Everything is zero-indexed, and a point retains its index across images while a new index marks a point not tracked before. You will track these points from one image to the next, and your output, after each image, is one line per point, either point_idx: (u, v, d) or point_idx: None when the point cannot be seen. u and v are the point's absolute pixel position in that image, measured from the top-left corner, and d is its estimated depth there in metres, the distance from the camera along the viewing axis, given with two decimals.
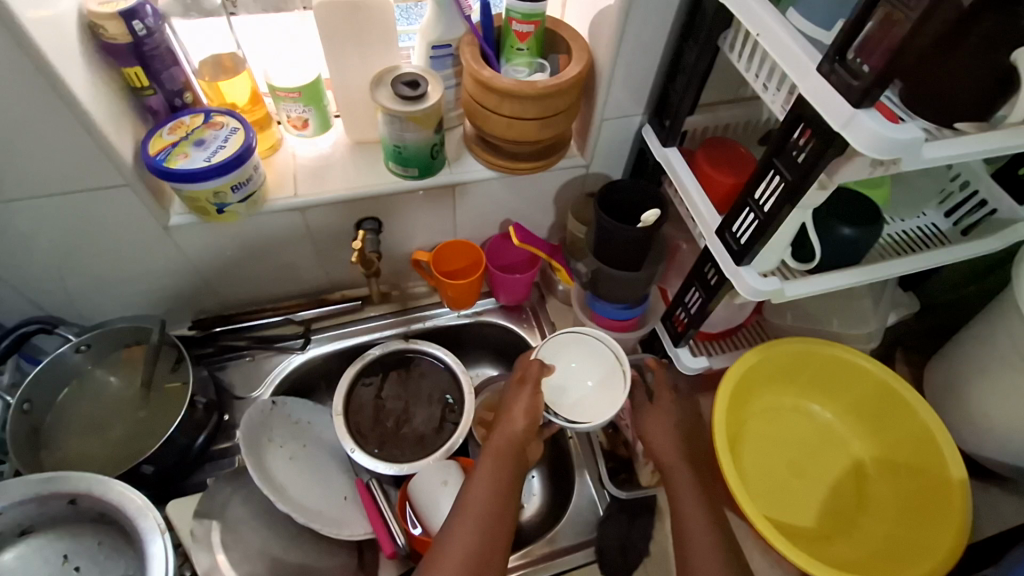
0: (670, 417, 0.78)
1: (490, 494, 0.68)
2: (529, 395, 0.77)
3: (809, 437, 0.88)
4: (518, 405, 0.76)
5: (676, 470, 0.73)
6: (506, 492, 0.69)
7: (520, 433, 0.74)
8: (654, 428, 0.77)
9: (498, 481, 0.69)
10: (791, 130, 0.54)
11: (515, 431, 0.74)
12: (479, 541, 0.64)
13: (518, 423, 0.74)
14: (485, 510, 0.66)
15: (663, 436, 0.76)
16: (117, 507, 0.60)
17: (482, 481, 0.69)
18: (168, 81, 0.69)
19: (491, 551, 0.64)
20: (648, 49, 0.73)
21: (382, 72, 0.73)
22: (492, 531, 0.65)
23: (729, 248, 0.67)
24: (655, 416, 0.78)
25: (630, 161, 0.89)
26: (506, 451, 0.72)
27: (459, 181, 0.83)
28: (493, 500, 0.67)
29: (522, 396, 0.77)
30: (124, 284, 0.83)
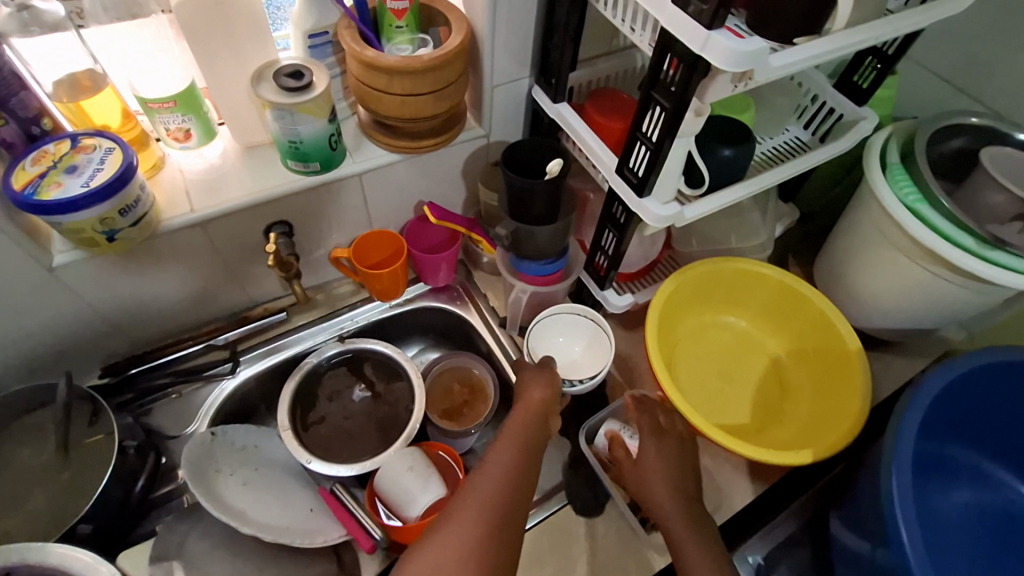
0: (668, 468, 0.73)
1: (511, 451, 0.67)
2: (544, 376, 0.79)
3: (731, 346, 0.98)
4: (536, 383, 0.78)
5: (677, 522, 0.69)
6: (526, 451, 0.68)
7: (536, 403, 0.75)
8: (654, 478, 0.72)
9: (517, 441, 0.69)
10: (661, 62, 0.59)
11: (535, 402, 0.76)
12: (500, 491, 0.62)
13: (536, 396, 0.76)
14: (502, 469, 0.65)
15: (666, 491, 0.71)
16: (63, 569, 0.56)
17: (508, 442, 0.68)
18: (19, 108, 0.63)
19: (511, 496, 0.62)
20: (523, 10, 0.76)
21: (260, 68, 0.71)
22: (511, 485, 0.63)
23: (630, 183, 0.72)
24: (653, 458, 0.74)
25: (527, 124, 0.93)
26: (524, 418, 0.73)
27: (365, 170, 0.83)
28: (511, 458, 0.66)
29: (539, 376, 0.79)
30: (11, 342, 0.75)
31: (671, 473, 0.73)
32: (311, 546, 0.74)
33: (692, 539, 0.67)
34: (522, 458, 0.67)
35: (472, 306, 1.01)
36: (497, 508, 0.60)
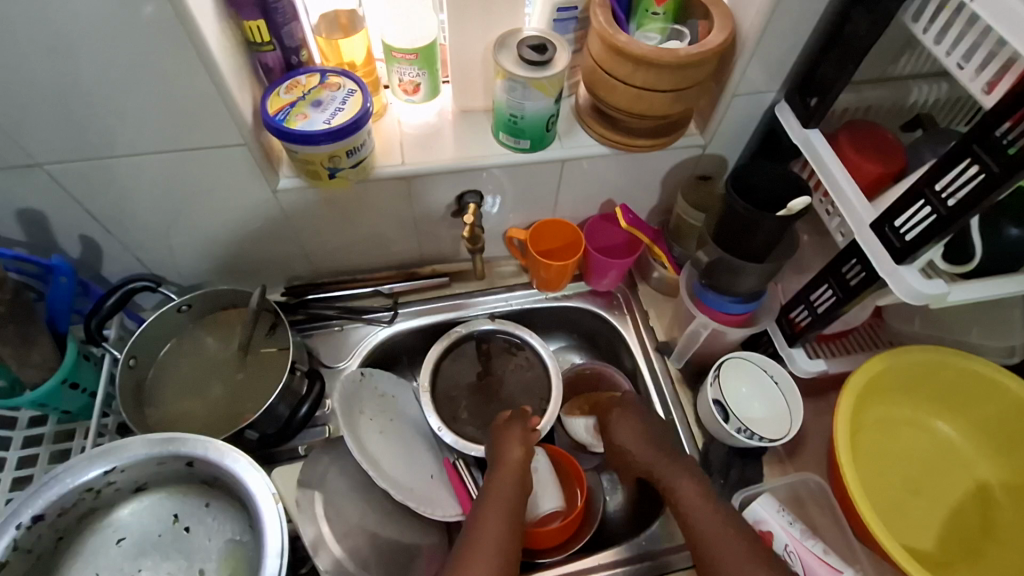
0: (639, 419, 0.79)
1: (499, 515, 0.66)
2: (515, 434, 0.77)
3: (928, 453, 0.82)
4: (510, 440, 0.76)
5: (673, 480, 0.71)
6: (515, 513, 0.67)
7: (517, 461, 0.73)
8: (626, 434, 0.77)
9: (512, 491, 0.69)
10: (1007, 113, 0.46)
11: (513, 460, 0.73)
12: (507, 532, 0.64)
13: (515, 451, 0.74)
14: (504, 509, 0.66)
15: (637, 445, 0.76)
16: (232, 473, 0.59)
17: (494, 504, 0.67)
18: (287, 38, 0.67)
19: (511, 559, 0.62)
20: (803, 17, 0.65)
21: (504, 35, 0.69)
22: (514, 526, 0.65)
23: (888, 244, 0.60)
24: (630, 430, 0.78)
25: (752, 143, 0.82)
26: (509, 475, 0.71)
27: (570, 157, 0.78)
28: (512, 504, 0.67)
29: (512, 431, 0.78)
30: (225, 246, 0.82)
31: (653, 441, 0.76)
32: (430, 516, 0.75)
33: (688, 489, 0.69)
34: (513, 513, 0.66)
35: (630, 321, 0.94)
36: (508, 543, 0.63)
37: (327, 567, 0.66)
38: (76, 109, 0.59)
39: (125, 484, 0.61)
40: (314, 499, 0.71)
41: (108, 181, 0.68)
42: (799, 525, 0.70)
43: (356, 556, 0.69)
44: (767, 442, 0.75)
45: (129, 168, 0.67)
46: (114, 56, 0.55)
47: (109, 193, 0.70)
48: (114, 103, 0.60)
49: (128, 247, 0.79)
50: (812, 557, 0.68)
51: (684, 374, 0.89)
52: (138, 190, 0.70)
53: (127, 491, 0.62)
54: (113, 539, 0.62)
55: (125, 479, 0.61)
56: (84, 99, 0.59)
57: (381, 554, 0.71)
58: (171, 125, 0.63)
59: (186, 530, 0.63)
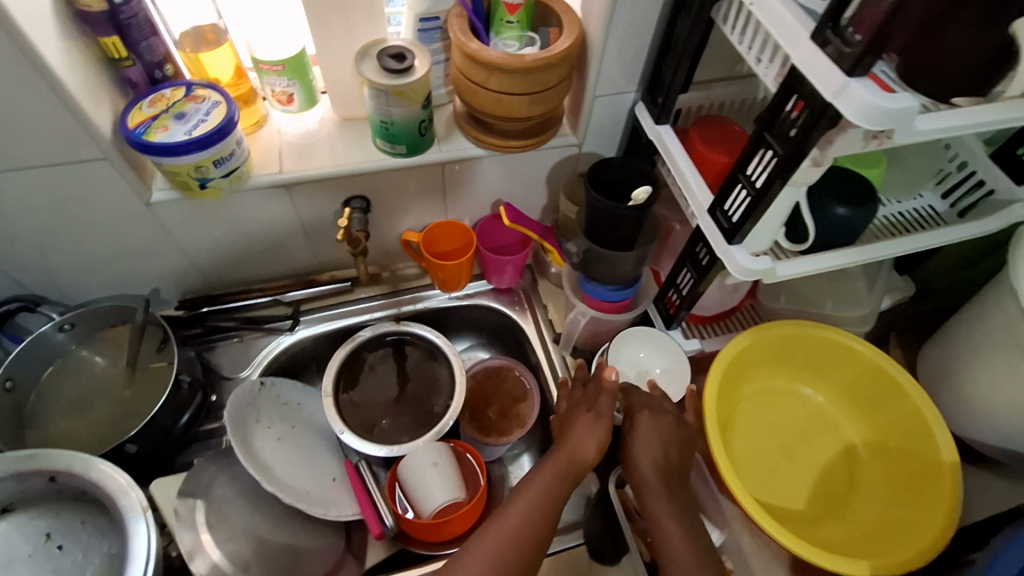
0: (658, 433, 0.70)
1: (536, 504, 0.63)
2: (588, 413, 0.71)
3: (801, 421, 0.88)
4: (577, 419, 0.71)
5: (663, 501, 0.65)
6: (553, 505, 0.63)
7: (585, 456, 0.67)
8: (642, 446, 0.68)
9: (555, 476, 0.65)
10: (784, 102, 0.52)
11: (573, 446, 0.68)
12: (536, 522, 0.62)
13: (586, 438, 0.68)
14: (539, 502, 0.63)
15: (650, 460, 0.68)
16: (97, 486, 0.59)
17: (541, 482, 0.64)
18: (147, 53, 0.68)
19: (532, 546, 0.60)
20: (641, 23, 0.71)
21: (367, 45, 0.72)
22: (547, 517, 0.62)
23: (721, 227, 0.65)
24: (643, 433, 0.69)
25: (624, 140, 0.88)
26: (562, 460, 0.67)
27: (449, 159, 0.82)
28: (553, 494, 0.64)
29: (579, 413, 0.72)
30: (107, 261, 0.81)
31: (667, 444, 0.69)
32: (321, 517, 0.76)
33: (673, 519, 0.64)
34: (548, 504, 0.63)
35: (530, 315, 0.98)
36: (530, 536, 0.61)
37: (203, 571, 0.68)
38: None
39: None
40: (195, 507, 0.72)
41: None
42: None
43: (237, 559, 0.70)
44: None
45: None
46: None
47: None
48: None
49: (0, 269, 0.77)
50: None
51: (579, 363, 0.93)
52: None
53: None
54: None
55: None
56: None
57: (268, 557, 0.72)
58: (26, 144, 0.63)
59: (59, 549, 0.62)
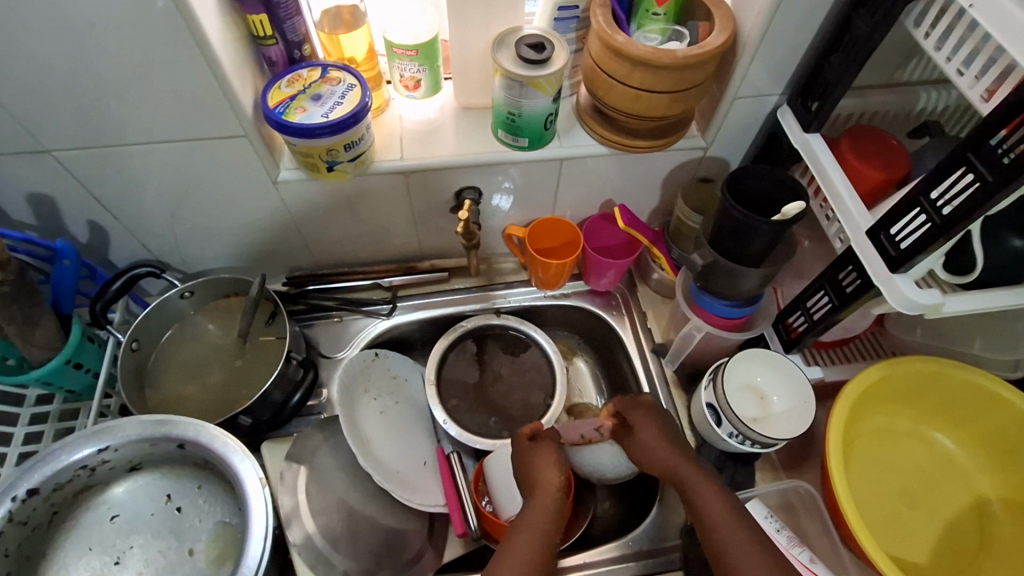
0: (658, 425, 0.70)
1: (532, 537, 0.60)
2: (547, 445, 0.69)
3: (925, 466, 0.80)
4: (540, 456, 0.68)
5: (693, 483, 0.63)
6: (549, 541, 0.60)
7: (553, 481, 0.65)
8: (649, 446, 0.68)
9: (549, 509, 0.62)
10: (1002, 122, 0.46)
11: (548, 479, 0.65)
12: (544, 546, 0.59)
13: (548, 470, 0.66)
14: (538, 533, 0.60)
15: (663, 450, 0.67)
16: (220, 457, 0.61)
17: (535, 512, 0.62)
18: (290, 32, 0.68)
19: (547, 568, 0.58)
20: (805, 21, 0.64)
21: (504, 33, 0.69)
22: (548, 545, 0.60)
23: (882, 252, 0.59)
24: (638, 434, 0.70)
25: (755, 146, 0.81)
26: (546, 497, 0.63)
27: (570, 156, 0.78)
28: (549, 525, 0.61)
29: (540, 447, 0.69)
30: (227, 234, 0.84)
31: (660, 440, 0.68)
32: (404, 501, 0.74)
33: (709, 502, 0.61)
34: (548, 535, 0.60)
35: (627, 322, 0.94)
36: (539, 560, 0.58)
37: (298, 540, 0.70)
38: (82, 97, 0.61)
39: (120, 463, 0.63)
40: (298, 474, 0.74)
41: (114, 169, 0.70)
42: (787, 532, 0.70)
43: (328, 533, 0.71)
44: (758, 447, 0.74)
45: (131, 155, 0.69)
46: (115, 47, 0.57)
47: (115, 181, 0.72)
48: (119, 93, 0.61)
49: (133, 234, 0.81)
50: (797, 565, 0.67)
51: (679, 377, 0.88)
52: (139, 177, 0.72)
53: (121, 470, 0.64)
54: (107, 515, 0.64)
55: (120, 458, 0.63)
56: (91, 88, 0.60)
57: (360, 535, 0.73)
58: (174, 116, 0.65)
59: (178, 511, 0.65)
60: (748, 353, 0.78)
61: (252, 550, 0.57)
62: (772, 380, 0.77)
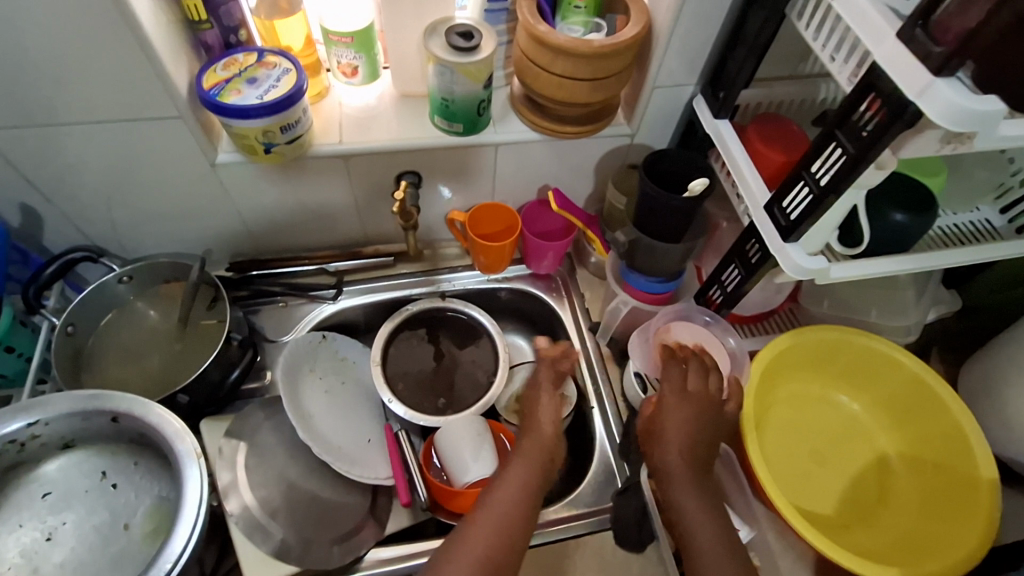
0: (689, 414, 0.70)
1: (514, 492, 0.65)
2: (551, 395, 0.76)
3: (834, 428, 0.87)
4: (543, 409, 0.74)
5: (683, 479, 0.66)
6: (529, 499, 0.65)
7: (547, 436, 0.71)
8: (673, 432, 0.69)
9: (534, 469, 0.67)
10: (859, 101, 0.52)
11: (545, 435, 0.71)
12: (519, 508, 0.64)
13: (546, 423, 0.72)
14: (522, 492, 0.65)
15: (682, 443, 0.68)
16: (155, 429, 0.62)
17: (521, 462, 0.68)
18: (225, 17, 0.70)
19: (524, 517, 0.64)
20: (710, 16, 0.71)
21: (435, 23, 0.73)
22: (528, 502, 0.65)
23: (777, 224, 0.65)
24: (671, 419, 0.70)
25: (677, 133, 0.87)
26: (532, 452, 0.69)
27: (503, 141, 0.82)
28: (532, 479, 0.67)
29: (546, 404, 0.75)
30: (167, 218, 0.84)
31: (690, 435, 0.68)
32: (343, 474, 0.77)
33: (694, 503, 0.65)
34: (527, 495, 0.65)
35: (567, 303, 0.98)
36: (517, 522, 0.63)
37: (236, 510, 0.72)
38: (10, 76, 0.62)
39: (52, 440, 0.63)
40: (237, 449, 0.76)
41: (44, 149, 0.70)
42: None
43: (266, 504, 0.73)
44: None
45: (63, 136, 0.69)
46: (43, 25, 0.58)
47: (47, 162, 0.72)
48: (48, 71, 0.62)
49: (68, 218, 0.80)
50: None
51: (614, 352, 0.93)
52: (72, 158, 0.72)
53: (53, 448, 0.64)
54: (39, 493, 0.64)
55: (53, 435, 0.63)
56: (19, 66, 0.61)
57: (301, 507, 0.75)
58: (106, 96, 0.66)
59: (113, 487, 0.65)
60: (673, 313, 0.83)
61: (186, 518, 0.58)
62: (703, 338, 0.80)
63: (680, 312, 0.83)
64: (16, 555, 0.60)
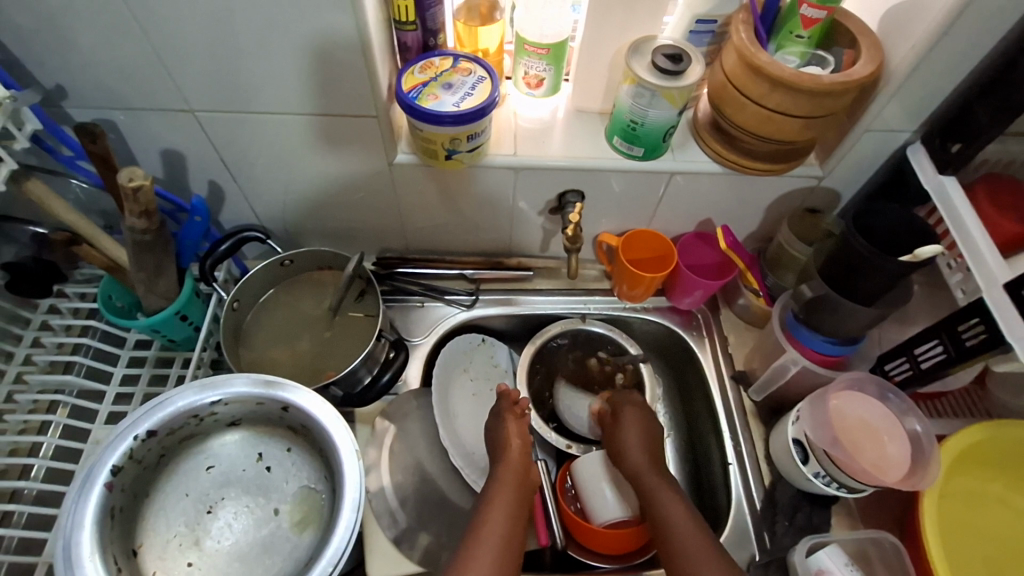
0: (644, 427, 0.79)
1: (501, 518, 0.64)
2: (512, 423, 0.76)
3: (1017, 537, 0.76)
4: (509, 431, 0.75)
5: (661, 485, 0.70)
6: (513, 520, 0.64)
7: (517, 456, 0.72)
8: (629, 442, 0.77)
9: (512, 488, 0.68)
10: None
11: (514, 456, 0.72)
12: (512, 533, 0.63)
13: (513, 444, 0.73)
14: (508, 513, 0.65)
15: (640, 450, 0.75)
16: (322, 425, 0.62)
17: (504, 489, 0.67)
18: (430, 19, 0.69)
19: (513, 538, 0.63)
20: (962, 59, 0.62)
21: (639, 41, 0.69)
22: (516, 525, 0.64)
23: (1022, 308, 0.57)
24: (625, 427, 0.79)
25: (873, 181, 0.79)
26: (510, 471, 0.70)
27: (681, 171, 0.77)
28: (517, 503, 0.66)
29: (511, 426, 0.75)
30: (330, 209, 0.86)
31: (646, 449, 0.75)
32: (468, 481, 0.76)
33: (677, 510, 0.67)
34: (514, 518, 0.65)
35: (707, 344, 0.92)
36: (508, 543, 0.62)
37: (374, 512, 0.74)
38: (233, 63, 0.64)
39: (223, 417, 0.66)
40: (387, 431, 0.78)
41: (243, 133, 0.73)
42: None
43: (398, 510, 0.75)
44: (843, 492, 0.72)
45: (262, 123, 0.71)
46: (277, 18, 0.59)
47: (242, 145, 0.75)
48: (269, 62, 0.64)
49: (246, 198, 0.84)
50: None
51: (758, 407, 0.86)
52: (262, 144, 0.75)
53: (221, 424, 0.67)
54: (204, 465, 0.66)
55: (224, 413, 0.65)
56: (245, 57, 0.63)
57: (428, 515, 0.74)
58: (312, 90, 0.67)
59: (269, 471, 0.67)
60: (848, 381, 0.75)
61: (345, 519, 0.58)
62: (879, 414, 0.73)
63: (855, 380, 0.75)
64: (182, 524, 0.63)
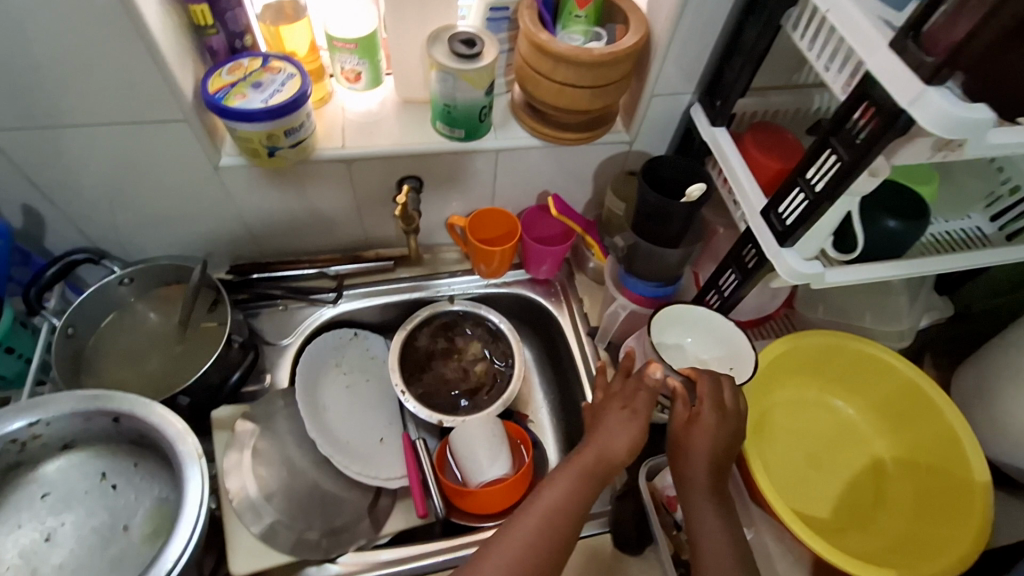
0: (717, 437, 0.65)
1: (551, 512, 0.61)
2: (645, 396, 0.68)
3: (830, 430, 0.88)
4: (618, 419, 0.67)
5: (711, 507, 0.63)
6: (570, 516, 0.62)
7: (611, 443, 0.66)
8: (706, 447, 0.64)
9: (583, 470, 0.64)
10: (853, 109, 0.53)
11: (600, 448, 0.65)
12: (559, 525, 0.61)
13: (617, 430, 0.66)
14: (557, 506, 0.61)
15: (705, 461, 0.64)
16: (157, 429, 0.62)
17: (569, 473, 0.64)
18: (231, 22, 0.72)
19: (562, 532, 0.61)
20: (707, 26, 0.72)
21: (438, 30, 0.74)
22: (567, 520, 0.61)
23: (773, 229, 0.67)
24: (700, 437, 0.65)
25: (676, 140, 0.89)
26: (589, 456, 0.65)
27: (504, 148, 0.83)
28: (576, 494, 0.63)
29: (641, 397, 0.68)
30: (168, 223, 0.85)
31: (716, 454, 0.64)
32: (341, 468, 0.79)
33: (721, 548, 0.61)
34: (564, 514, 0.61)
35: (565, 307, 0.99)
36: (542, 541, 0.60)
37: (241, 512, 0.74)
38: (19, 80, 0.63)
39: (52, 440, 0.64)
40: (251, 432, 0.79)
41: (48, 150, 0.71)
42: None
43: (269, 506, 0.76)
44: None
45: (64, 138, 0.70)
46: (50, 29, 0.58)
47: (51, 164, 0.73)
48: (54, 75, 0.63)
49: (70, 220, 0.81)
50: None
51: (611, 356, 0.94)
52: (71, 161, 0.73)
53: (54, 447, 0.65)
54: (38, 493, 0.64)
55: (53, 435, 0.63)
56: (28, 73, 0.62)
57: (297, 505, 0.76)
58: (111, 101, 0.67)
59: (113, 488, 0.65)
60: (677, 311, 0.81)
61: (184, 519, 0.58)
62: (701, 337, 0.80)
63: None
64: (15, 555, 0.61)
